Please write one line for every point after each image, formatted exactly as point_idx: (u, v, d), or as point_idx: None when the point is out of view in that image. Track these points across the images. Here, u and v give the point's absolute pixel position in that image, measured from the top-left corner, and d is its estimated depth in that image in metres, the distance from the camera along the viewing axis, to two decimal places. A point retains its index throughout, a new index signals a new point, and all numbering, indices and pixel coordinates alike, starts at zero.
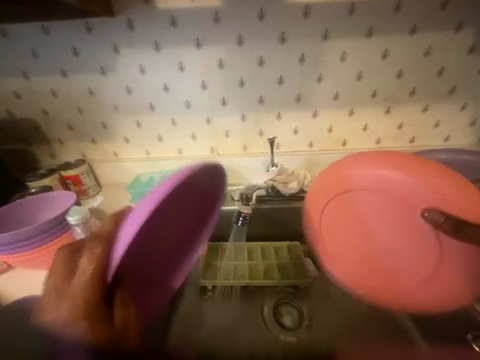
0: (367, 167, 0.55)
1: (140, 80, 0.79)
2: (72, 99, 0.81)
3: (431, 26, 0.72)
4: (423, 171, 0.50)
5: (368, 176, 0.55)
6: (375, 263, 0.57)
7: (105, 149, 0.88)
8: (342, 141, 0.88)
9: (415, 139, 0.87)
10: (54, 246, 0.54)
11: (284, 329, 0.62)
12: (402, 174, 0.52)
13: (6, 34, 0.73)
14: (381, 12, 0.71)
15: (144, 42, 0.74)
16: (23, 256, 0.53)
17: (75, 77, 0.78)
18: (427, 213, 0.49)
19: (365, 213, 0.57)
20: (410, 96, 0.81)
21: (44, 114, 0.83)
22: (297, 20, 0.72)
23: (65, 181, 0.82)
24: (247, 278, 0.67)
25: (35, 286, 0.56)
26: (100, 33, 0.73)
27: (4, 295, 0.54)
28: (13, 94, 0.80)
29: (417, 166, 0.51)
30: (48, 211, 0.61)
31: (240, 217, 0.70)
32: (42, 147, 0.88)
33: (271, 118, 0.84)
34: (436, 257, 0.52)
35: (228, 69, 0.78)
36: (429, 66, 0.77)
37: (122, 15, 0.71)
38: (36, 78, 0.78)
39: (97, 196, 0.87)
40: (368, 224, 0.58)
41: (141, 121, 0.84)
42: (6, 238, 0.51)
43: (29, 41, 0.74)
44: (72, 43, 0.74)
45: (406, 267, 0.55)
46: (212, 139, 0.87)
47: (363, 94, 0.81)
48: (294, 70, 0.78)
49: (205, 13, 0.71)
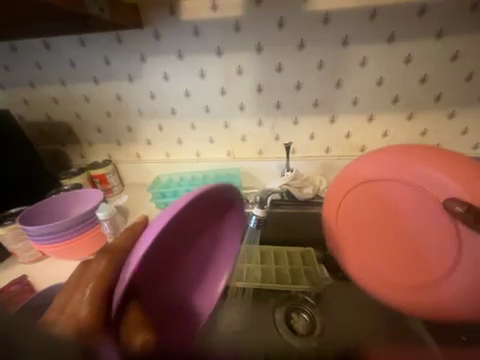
0: (379, 163, 0.58)
1: (163, 87, 0.84)
2: (102, 105, 0.88)
3: (459, 30, 0.69)
4: (449, 166, 0.49)
5: (384, 171, 0.57)
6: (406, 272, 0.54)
7: (129, 150, 0.94)
8: (361, 147, 0.86)
9: (440, 146, 0.83)
10: (83, 239, 0.60)
11: (295, 336, 0.60)
12: (426, 168, 0.51)
13: (48, 46, 0.81)
14: (404, 16, 0.69)
15: (168, 51, 0.79)
16: (56, 247, 0.58)
17: (106, 84, 0.85)
18: (449, 203, 0.47)
19: (396, 211, 0.56)
20: (435, 102, 0.78)
21: (77, 117, 0.91)
22: (316, 27, 0.72)
23: (93, 179, 0.88)
24: (260, 281, 0.68)
25: (64, 274, 0.61)
26: (130, 44, 0.79)
27: (38, 281, 0.60)
28: (51, 99, 0.89)
29: (440, 161, 0.51)
30: (80, 207, 0.67)
31: (255, 218, 0.70)
32: (74, 148, 0.96)
33: (288, 123, 0.85)
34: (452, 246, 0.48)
35: (247, 76, 0.80)
36: (456, 70, 0.73)
37: (150, 26, 0.76)
38: (71, 84, 0.86)
39: (121, 194, 0.93)
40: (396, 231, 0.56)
41: (162, 125, 0.89)
42: (42, 230, 0.56)
43: (68, 52, 0.82)
44: (104, 54, 0.81)
45: (419, 266, 0.53)
46: (229, 143, 0.90)
47: (383, 100, 0.79)
48: (312, 75, 0.78)
49: (226, 23, 0.74)
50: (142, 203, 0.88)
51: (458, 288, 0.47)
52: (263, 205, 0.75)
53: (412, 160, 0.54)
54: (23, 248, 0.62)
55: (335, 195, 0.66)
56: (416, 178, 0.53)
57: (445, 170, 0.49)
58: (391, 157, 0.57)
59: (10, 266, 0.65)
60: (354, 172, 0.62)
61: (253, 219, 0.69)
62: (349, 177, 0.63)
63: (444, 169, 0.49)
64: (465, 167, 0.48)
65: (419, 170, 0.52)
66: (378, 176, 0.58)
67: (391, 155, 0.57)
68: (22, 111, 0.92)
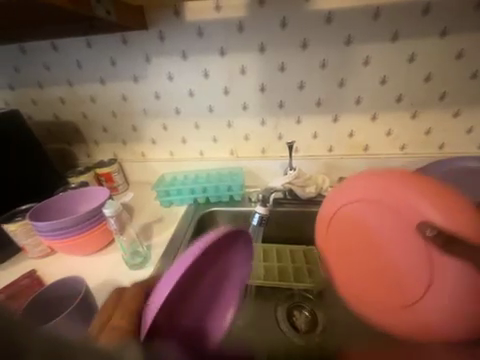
0: (358, 186, 0.52)
1: (168, 87, 0.85)
2: (108, 105, 0.90)
3: (464, 28, 0.69)
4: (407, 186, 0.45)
5: (361, 194, 0.51)
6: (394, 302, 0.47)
7: (134, 150, 0.96)
8: (364, 146, 0.86)
9: (444, 145, 0.82)
10: (90, 235, 0.61)
11: (296, 332, 0.60)
12: (398, 190, 0.46)
13: (57, 48, 0.84)
14: (408, 15, 0.69)
15: (172, 51, 0.80)
16: (63, 243, 0.60)
17: (112, 84, 0.87)
18: (425, 229, 0.42)
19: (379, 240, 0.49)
20: (439, 100, 0.77)
21: (84, 117, 0.93)
22: (319, 26, 0.73)
23: (99, 178, 0.90)
24: (263, 278, 0.70)
25: (71, 268, 0.63)
26: (135, 45, 0.80)
27: (46, 275, 0.62)
28: (59, 99, 0.91)
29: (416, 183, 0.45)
30: (86, 204, 0.69)
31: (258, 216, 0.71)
32: (81, 147, 0.99)
33: (291, 122, 0.86)
34: (432, 269, 0.43)
35: (250, 75, 0.81)
36: (461, 68, 0.73)
37: (155, 28, 0.78)
38: (78, 85, 0.88)
39: (126, 192, 0.95)
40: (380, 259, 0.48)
41: (166, 125, 0.91)
42: (50, 226, 0.58)
43: (75, 54, 0.84)
44: (110, 55, 0.82)
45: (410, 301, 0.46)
46: (232, 142, 0.91)
47: (387, 98, 0.79)
48: (315, 74, 0.78)
49: (229, 24, 0.75)
50: (147, 201, 0.90)
51: (439, 308, 0.43)
52: (266, 203, 0.76)
53: (391, 181, 0.47)
54: (32, 244, 0.64)
55: (320, 224, 0.59)
56: (396, 203, 0.46)
57: (423, 194, 0.43)
58: (372, 179, 0.50)
59: (20, 261, 0.68)
60: (331, 200, 0.57)
61: (256, 217, 0.70)
62: (328, 205, 0.57)
63: (421, 191, 0.44)
64: (415, 186, 0.45)
65: (398, 191, 0.46)
66: (357, 201, 0.51)
67: (371, 178, 0.50)
68: (31, 112, 0.94)
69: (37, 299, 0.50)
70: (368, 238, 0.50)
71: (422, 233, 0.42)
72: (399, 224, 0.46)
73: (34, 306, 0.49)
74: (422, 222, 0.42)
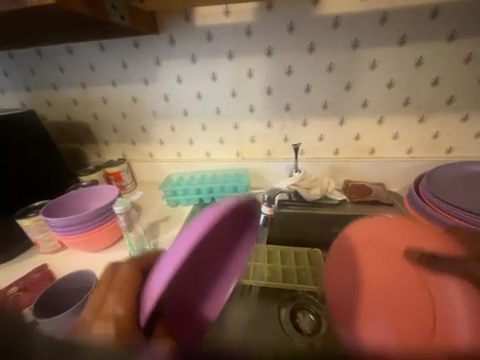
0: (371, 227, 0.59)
1: (177, 89, 0.87)
2: (118, 106, 0.93)
3: (473, 32, 0.68)
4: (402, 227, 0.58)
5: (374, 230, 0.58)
6: (406, 296, 0.43)
7: (142, 150, 0.98)
8: (370, 149, 0.86)
9: (453, 149, 0.82)
10: (100, 231, 0.63)
11: (300, 333, 0.60)
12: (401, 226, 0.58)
13: (71, 51, 0.87)
14: (416, 19, 0.69)
15: (182, 55, 0.82)
16: (74, 239, 0.62)
17: (122, 86, 0.89)
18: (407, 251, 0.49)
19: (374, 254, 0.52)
20: (447, 104, 0.77)
21: (95, 118, 0.96)
22: (325, 31, 0.74)
23: (108, 177, 0.93)
24: (266, 279, 0.71)
25: (81, 263, 0.65)
26: (146, 48, 0.83)
27: (58, 270, 0.64)
28: (72, 100, 0.94)
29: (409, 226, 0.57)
30: (96, 202, 0.71)
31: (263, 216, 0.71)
32: (91, 146, 1.02)
33: (297, 124, 0.86)
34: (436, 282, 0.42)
35: (257, 79, 0.82)
36: (469, 72, 0.72)
37: (166, 32, 0.80)
38: (91, 87, 0.91)
39: (134, 191, 0.97)
40: (395, 269, 0.48)
41: (174, 126, 0.93)
42: (62, 222, 0.60)
43: (89, 57, 0.87)
44: (122, 58, 0.85)
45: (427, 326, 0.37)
46: (238, 144, 0.92)
47: (394, 101, 0.79)
48: (321, 78, 0.79)
49: (237, 28, 0.77)
50: (154, 200, 0.92)
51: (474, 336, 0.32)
52: (271, 204, 0.76)
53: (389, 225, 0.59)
54: (44, 239, 0.66)
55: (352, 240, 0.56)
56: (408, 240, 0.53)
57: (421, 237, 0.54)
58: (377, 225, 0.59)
59: (33, 255, 0.70)
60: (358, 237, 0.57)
61: (261, 217, 0.71)
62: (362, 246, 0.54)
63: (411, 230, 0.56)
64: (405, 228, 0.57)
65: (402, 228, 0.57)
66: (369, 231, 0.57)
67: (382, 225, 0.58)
68: (46, 112, 0.98)
69: (51, 290, 0.52)
70: (381, 245, 0.54)
71: (415, 254, 0.48)
72: (400, 249, 0.52)
73: (47, 297, 0.51)
74: (405, 242, 0.53)
